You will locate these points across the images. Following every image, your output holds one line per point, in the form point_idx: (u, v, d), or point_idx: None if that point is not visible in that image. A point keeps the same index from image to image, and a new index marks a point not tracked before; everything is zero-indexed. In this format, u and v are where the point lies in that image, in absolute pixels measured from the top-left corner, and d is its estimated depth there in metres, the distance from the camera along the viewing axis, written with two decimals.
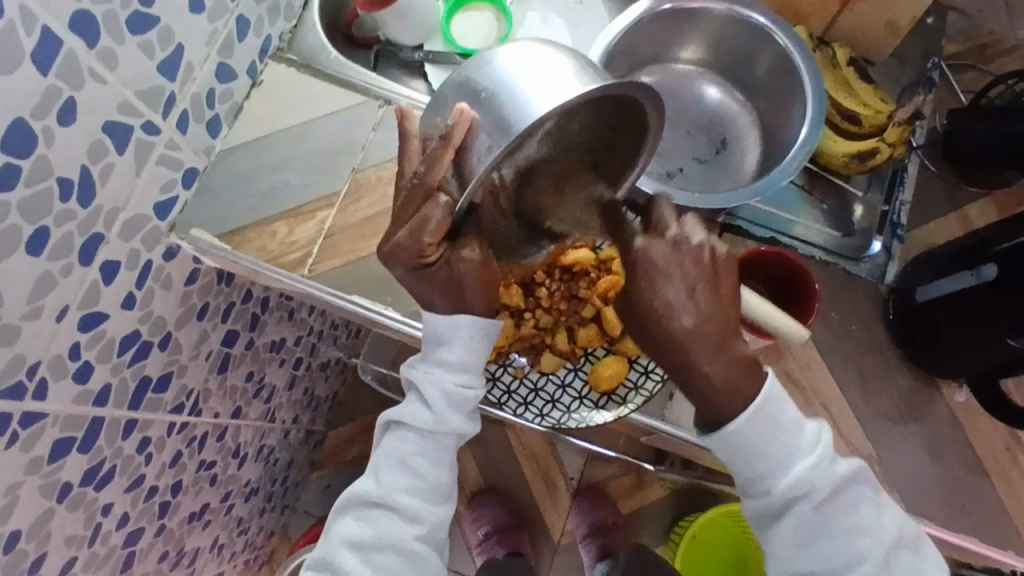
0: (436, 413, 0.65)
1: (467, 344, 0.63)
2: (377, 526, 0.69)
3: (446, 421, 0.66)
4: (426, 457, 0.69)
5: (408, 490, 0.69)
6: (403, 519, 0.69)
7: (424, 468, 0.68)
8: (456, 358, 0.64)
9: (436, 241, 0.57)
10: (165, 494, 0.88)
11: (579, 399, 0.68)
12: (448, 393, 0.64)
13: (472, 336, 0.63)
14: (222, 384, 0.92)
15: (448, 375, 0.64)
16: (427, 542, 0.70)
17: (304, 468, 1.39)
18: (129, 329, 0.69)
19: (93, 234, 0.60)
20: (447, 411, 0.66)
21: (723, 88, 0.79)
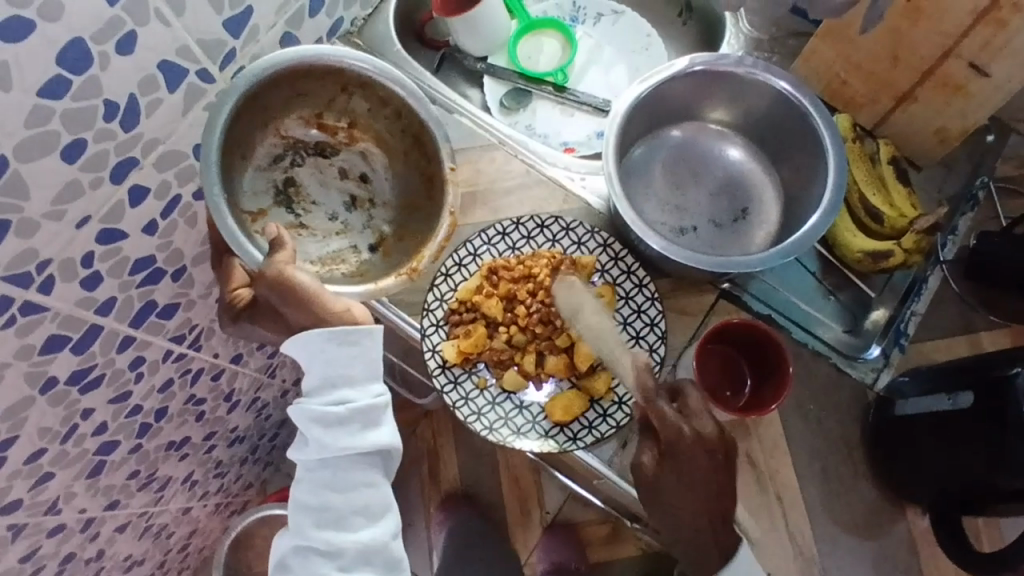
0: (311, 441, 0.64)
1: (323, 360, 0.62)
2: (305, 567, 0.65)
3: (327, 445, 0.63)
4: (331, 487, 0.64)
5: (317, 523, 0.65)
6: (323, 555, 0.65)
7: (335, 504, 0.64)
8: (316, 376, 0.63)
9: (240, 280, 0.66)
10: (148, 416, 0.93)
11: (532, 422, 0.65)
12: (316, 417, 0.63)
13: (324, 348, 0.62)
14: (227, 328, 0.97)
15: (315, 401, 0.63)
16: (363, 566, 0.65)
17: (296, 432, 1.44)
18: (144, 253, 0.75)
19: (128, 157, 0.65)
20: (323, 435, 0.63)
21: (750, 154, 0.76)
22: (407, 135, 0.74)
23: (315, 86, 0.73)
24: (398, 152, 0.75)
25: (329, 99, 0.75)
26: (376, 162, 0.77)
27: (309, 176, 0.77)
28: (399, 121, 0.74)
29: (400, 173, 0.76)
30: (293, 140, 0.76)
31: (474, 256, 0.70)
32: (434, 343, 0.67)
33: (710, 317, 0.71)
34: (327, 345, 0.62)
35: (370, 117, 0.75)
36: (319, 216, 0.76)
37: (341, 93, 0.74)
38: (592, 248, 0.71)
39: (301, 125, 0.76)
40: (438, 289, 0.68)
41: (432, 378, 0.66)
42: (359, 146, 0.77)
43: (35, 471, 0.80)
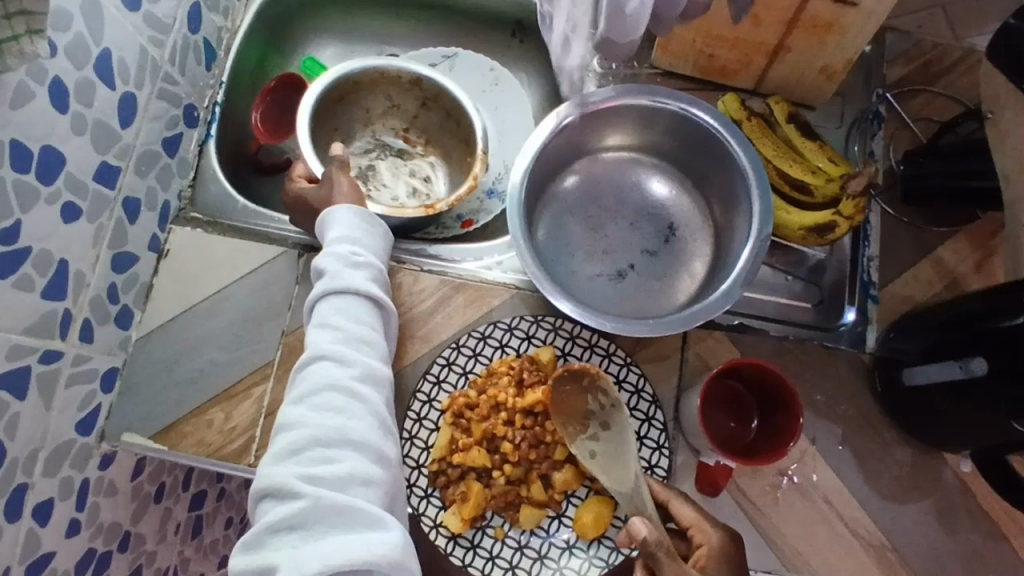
0: (335, 270, 0.56)
1: (356, 228, 0.59)
2: (320, 401, 0.51)
3: (341, 277, 0.56)
4: (346, 316, 0.55)
5: (333, 341, 0.54)
6: (333, 363, 0.52)
7: (350, 332, 0.54)
8: (340, 234, 0.58)
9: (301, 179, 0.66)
10: None
11: (568, 549, 0.60)
12: (342, 254, 0.57)
13: (356, 224, 0.60)
14: (200, 545, 0.88)
15: (341, 246, 0.58)
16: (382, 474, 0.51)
17: None
18: (81, 552, 0.65)
19: (15, 487, 0.55)
20: (344, 270, 0.56)
21: (658, 162, 0.70)
22: (461, 140, 0.78)
23: (401, 97, 0.79)
24: (457, 162, 0.79)
25: (412, 113, 0.80)
26: (438, 168, 0.81)
27: (386, 168, 0.80)
28: (457, 130, 0.78)
29: (455, 175, 0.80)
30: (383, 142, 0.81)
31: (430, 402, 0.63)
32: (432, 518, 0.60)
33: (688, 351, 0.66)
34: (336, 313, 0.55)
35: (440, 130, 0.80)
36: (383, 198, 0.78)
37: (422, 106, 0.79)
38: (544, 338, 0.65)
39: (390, 134, 0.81)
40: (411, 456, 0.62)
41: (447, 556, 0.60)
42: (429, 157, 0.81)
43: None
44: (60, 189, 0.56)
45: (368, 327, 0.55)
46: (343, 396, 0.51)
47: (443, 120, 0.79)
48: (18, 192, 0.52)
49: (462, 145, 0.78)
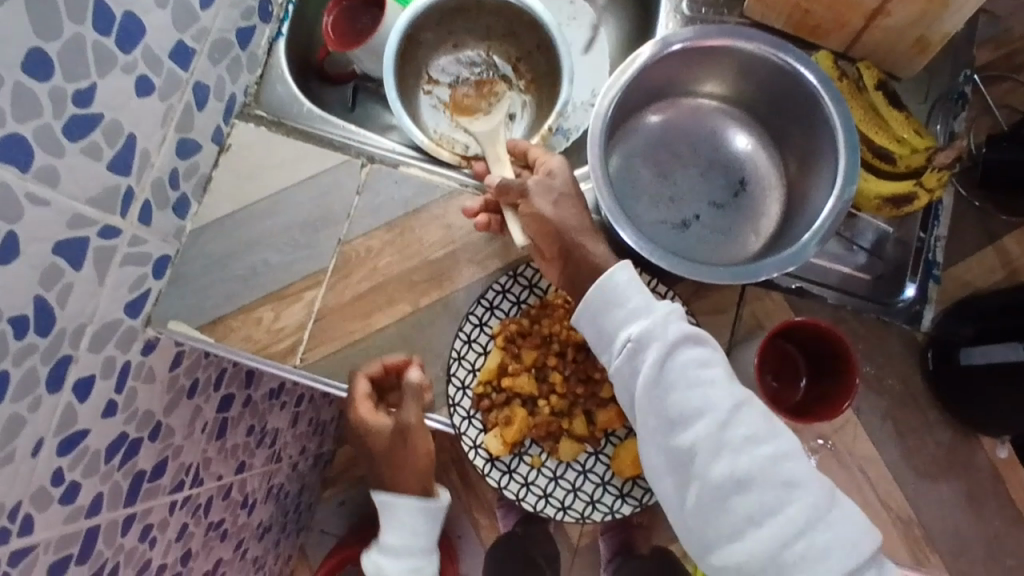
0: (400, 522, 0.71)
1: (404, 509, 0.71)
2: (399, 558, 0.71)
3: (405, 547, 0.71)
4: (400, 529, 0.71)
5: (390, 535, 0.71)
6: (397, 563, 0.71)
7: (399, 543, 0.71)
8: (401, 514, 0.71)
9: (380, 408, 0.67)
10: (176, 566, 0.86)
11: (602, 485, 0.61)
12: (403, 522, 0.71)
13: (411, 516, 0.71)
14: (222, 447, 0.89)
15: (396, 518, 0.71)
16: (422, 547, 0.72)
17: (316, 489, 1.38)
18: (114, 434, 0.65)
19: (59, 359, 0.55)
20: (411, 537, 0.71)
21: (738, 115, 0.68)
22: (553, 86, 0.75)
23: (524, 30, 0.75)
24: (544, 108, 0.75)
25: (530, 48, 0.76)
26: (528, 110, 0.77)
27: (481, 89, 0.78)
28: (552, 79, 0.74)
29: (535, 119, 0.76)
30: (493, 62, 0.78)
31: (481, 326, 0.63)
32: (474, 438, 0.62)
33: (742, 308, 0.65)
34: (392, 530, 0.71)
35: (548, 73, 0.76)
36: (461, 118, 0.77)
37: (538, 46, 0.75)
38: None
39: (502, 58, 0.78)
40: (457, 377, 0.62)
41: (483, 476, 0.61)
42: (527, 95, 0.77)
43: None
44: (137, 59, 0.54)
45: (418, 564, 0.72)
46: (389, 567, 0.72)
47: (550, 65, 0.74)
48: (97, 55, 0.50)
49: (551, 87, 0.75)
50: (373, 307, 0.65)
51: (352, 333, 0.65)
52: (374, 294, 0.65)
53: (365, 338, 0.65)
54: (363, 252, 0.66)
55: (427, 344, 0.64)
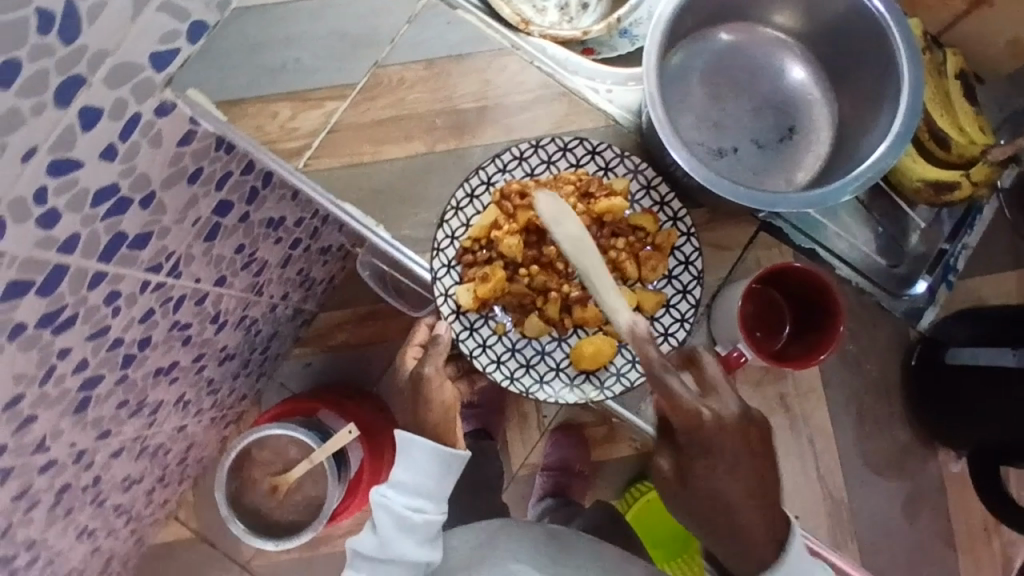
0: (418, 474, 0.71)
1: (419, 468, 0.71)
2: (404, 507, 0.71)
3: (423, 477, 0.71)
4: (414, 469, 0.71)
5: (406, 469, 0.71)
6: (408, 497, 0.71)
7: (411, 477, 0.71)
8: (424, 452, 0.70)
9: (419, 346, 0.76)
10: (131, 348, 0.87)
11: (555, 370, 0.61)
12: (425, 454, 0.70)
13: (425, 459, 0.70)
14: (208, 252, 0.89)
15: (418, 449, 0.70)
16: (431, 506, 0.72)
17: (287, 342, 1.40)
18: (107, 181, 0.64)
19: (73, 75, 0.53)
20: (429, 470, 0.71)
21: (810, 63, 0.66)
22: None
23: None
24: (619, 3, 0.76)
25: None
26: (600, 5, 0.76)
27: None
28: None
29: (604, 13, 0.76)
30: None
31: (487, 184, 0.61)
32: (447, 286, 0.61)
33: (746, 253, 0.64)
34: (405, 500, 0.71)
35: None
36: None
37: None
38: (621, 175, 0.62)
39: None
40: (449, 225, 0.61)
41: (445, 325, 0.61)
42: None
43: (14, 417, 0.74)
44: None
45: (432, 477, 0.71)
46: (388, 522, 0.71)
47: None
48: None
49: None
50: (388, 137, 0.64)
51: (360, 155, 0.64)
52: (393, 124, 0.64)
53: (371, 163, 0.64)
54: (396, 81, 0.65)
55: (432, 187, 0.63)
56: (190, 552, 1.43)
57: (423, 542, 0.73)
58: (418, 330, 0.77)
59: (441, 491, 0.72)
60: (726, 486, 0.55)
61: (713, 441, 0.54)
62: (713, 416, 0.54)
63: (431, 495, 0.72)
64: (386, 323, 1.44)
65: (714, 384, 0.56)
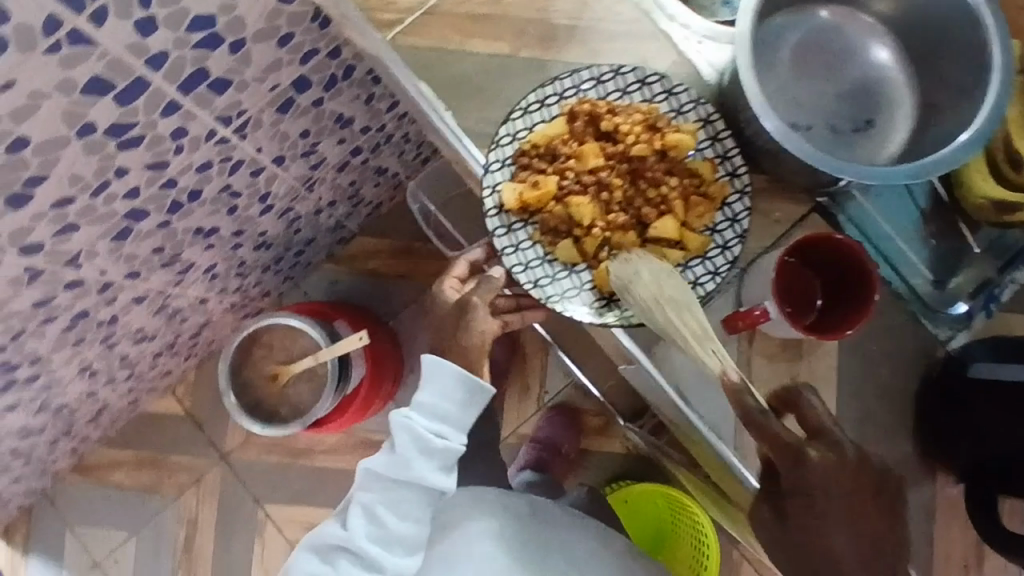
0: (441, 402, 0.74)
1: (444, 393, 0.73)
2: (422, 432, 0.74)
3: (444, 404, 0.74)
4: (438, 394, 0.73)
5: (430, 394, 0.74)
6: (429, 422, 0.74)
7: (434, 403, 0.74)
8: (450, 378, 0.73)
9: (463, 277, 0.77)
10: (182, 194, 0.90)
11: (578, 289, 0.61)
12: (452, 380, 0.73)
13: (451, 385, 0.73)
14: (276, 124, 0.92)
15: (445, 375, 0.73)
16: (448, 434, 0.74)
17: (320, 254, 1.43)
18: (207, 11, 0.67)
19: None
20: (452, 398, 0.74)
21: (904, 66, 0.65)
22: None
23: None
24: None
25: None
26: None
27: None
28: None
29: None
30: None
31: (558, 96, 0.62)
32: (496, 181, 0.61)
33: (795, 230, 0.65)
34: (424, 425, 0.74)
35: None
36: None
37: None
38: (690, 119, 0.62)
39: None
40: (513, 124, 0.62)
41: (484, 218, 0.61)
42: None
43: (59, 219, 0.77)
44: None
45: (455, 402, 0.74)
46: (410, 444, 0.74)
47: None
48: None
49: None
50: (478, 31, 0.65)
51: (447, 41, 0.65)
52: (485, 20, 0.65)
53: (455, 51, 0.65)
54: None
55: (506, 88, 0.65)
56: (176, 429, 1.47)
57: (440, 467, 0.75)
58: (458, 263, 0.77)
59: (462, 420, 0.75)
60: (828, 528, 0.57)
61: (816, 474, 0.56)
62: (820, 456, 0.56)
63: (450, 423, 0.74)
64: (419, 262, 1.46)
65: (823, 427, 0.57)
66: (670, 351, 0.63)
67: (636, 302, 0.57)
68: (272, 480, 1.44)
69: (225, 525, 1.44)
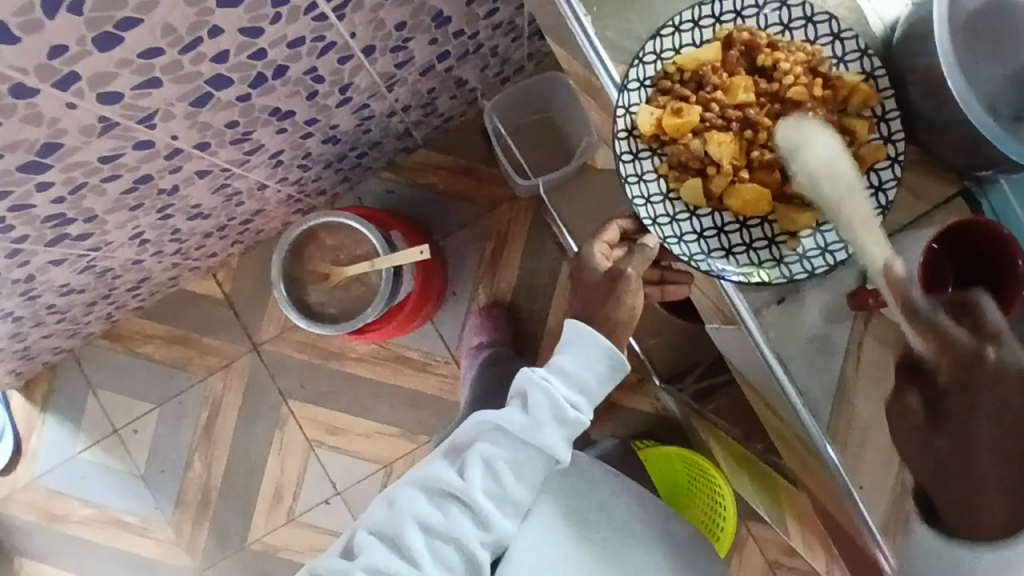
0: (579, 373, 0.72)
1: (586, 362, 0.72)
2: (554, 395, 0.72)
3: (578, 374, 0.72)
4: (578, 362, 0.72)
5: (569, 363, 0.72)
6: (564, 387, 0.72)
7: (571, 370, 0.72)
8: (592, 346, 0.71)
9: (612, 242, 0.76)
10: (268, 69, 0.85)
11: (696, 234, 0.57)
12: (594, 354, 0.71)
13: (591, 351, 0.71)
14: (376, 9, 0.86)
15: (590, 345, 0.71)
16: (581, 407, 0.72)
17: (382, 160, 1.38)
18: None
19: None
20: (588, 371, 0.72)
21: None
22: None
23: None
24: None
25: None
26: None
27: None
28: None
29: None
30: None
31: (715, 18, 0.56)
32: (631, 102, 0.57)
33: (936, 213, 0.60)
34: (556, 389, 0.71)
35: None
36: None
37: None
38: (852, 70, 0.56)
39: None
40: (661, 41, 0.56)
41: (612, 140, 0.57)
42: None
43: (145, 70, 0.73)
44: None
45: (597, 377, 0.72)
46: (546, 407, 0.71)
47: None
48: None
49: None
50: None
51: None
52: None
53: None
54: None
55: (655, 3, 0.59)
56: (212, 312, 1.46)
57: (567, 438, 0.73)
58: (610, 229, 0.76)
59: (592, 395, 0.72)
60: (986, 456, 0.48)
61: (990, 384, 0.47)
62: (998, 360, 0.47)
63: (581, 396, 0.72)
64: (480, 185, 1.41)
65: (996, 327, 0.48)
66: (776, 316, 0.59)
67: (802, 168, 0.51)
68: (299, 377, 1.44)
69: (247, 414, 1.45)
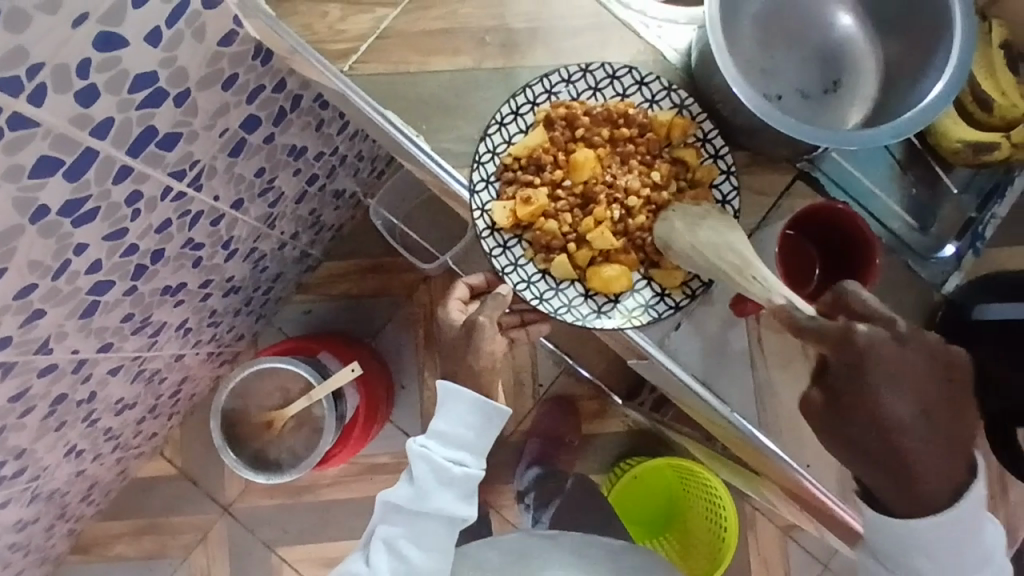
0: (455, 434, 0.73)
1: (460, 422, 0.73)
2: (438, 462, 0.74)
3: (452, 435, 0.73)
4: (452, 423, 0.73)
5: (445, 425, 0.73)
6: (445, 451, 0.74)
7: (447, 432, 0.73)
8: (461, 404, 0.72)
9: (462, 299, 0.77)
10: (145, 257, 0.86)
11: (583, 296, 0.61)
12: (465, 411, 0.73)
13: (462, 409, 0.73)
14: (230, 168, 0.88)
15: (459, 403, 0.72)
16: (467, 462, 0.74)
17: (290, 286, 1.39)
18: (148, 68, 0.64)
19: None
20: (464, 429, 0.73)
21: (863, 22, 0.66)
22: None
23: None
24: None
25: None
26: None
27: None
28: None
29: None
30: None
31: (531, 104, 0.61)
32: (484, 201, 0.61)
33: (784, 199, 0.65)
34: (436, 457, 0.74)
35: None
36: None
37: None
38: (666, 108, 0.61)
39: None
40: (491, 140, 0.60)
41: (479, 240, 0.61)
42: None
43: (24, 308, 0.73)
44: None
45: (472, 430, 0.73)
46: (429, 476, 0.74)
47: None
48: None
49: None
50: (437, 48, 0.64)
51: (407, 64, 0.63)
52: (443, 36, 0.64)
53: (418, 73, 0.64)
54: None
55: (477, 104, 0.63)
56: (171, 489, 1.42)
57: (460, 496, 0.76)
58: (458, 286, 0.77)
59: (475, 449, 0.74)
60: (889, 402, 0.52)
61: (869, 354, 0.51)
62: (868, 333, 0.51)
63: (463, 454, 0.74)
64: (390, 277, 1.43)
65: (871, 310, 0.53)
66: (681, 339, 0.63)
67: (682, 255, 0.57)
68: (279, 522, 1.41)
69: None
